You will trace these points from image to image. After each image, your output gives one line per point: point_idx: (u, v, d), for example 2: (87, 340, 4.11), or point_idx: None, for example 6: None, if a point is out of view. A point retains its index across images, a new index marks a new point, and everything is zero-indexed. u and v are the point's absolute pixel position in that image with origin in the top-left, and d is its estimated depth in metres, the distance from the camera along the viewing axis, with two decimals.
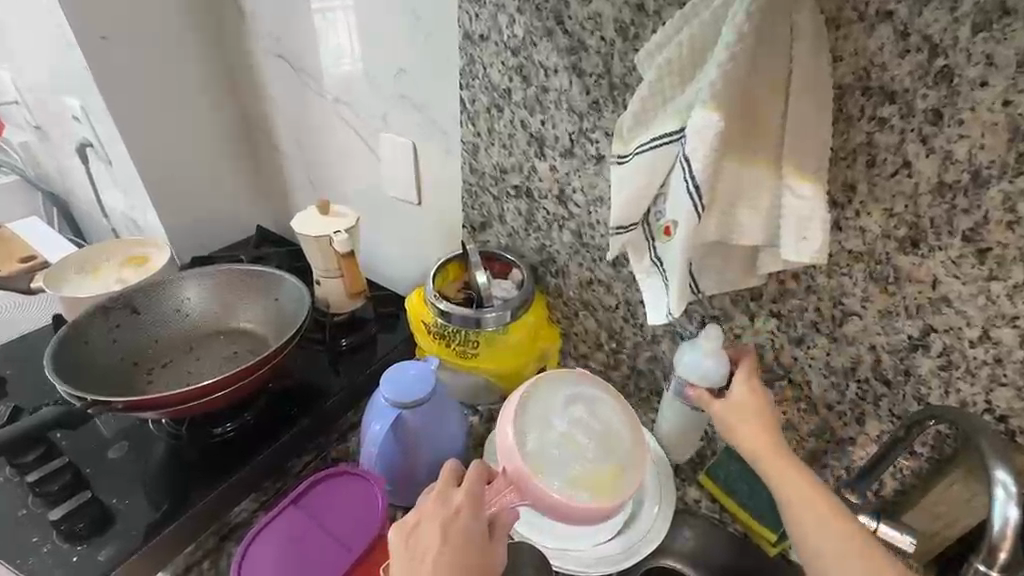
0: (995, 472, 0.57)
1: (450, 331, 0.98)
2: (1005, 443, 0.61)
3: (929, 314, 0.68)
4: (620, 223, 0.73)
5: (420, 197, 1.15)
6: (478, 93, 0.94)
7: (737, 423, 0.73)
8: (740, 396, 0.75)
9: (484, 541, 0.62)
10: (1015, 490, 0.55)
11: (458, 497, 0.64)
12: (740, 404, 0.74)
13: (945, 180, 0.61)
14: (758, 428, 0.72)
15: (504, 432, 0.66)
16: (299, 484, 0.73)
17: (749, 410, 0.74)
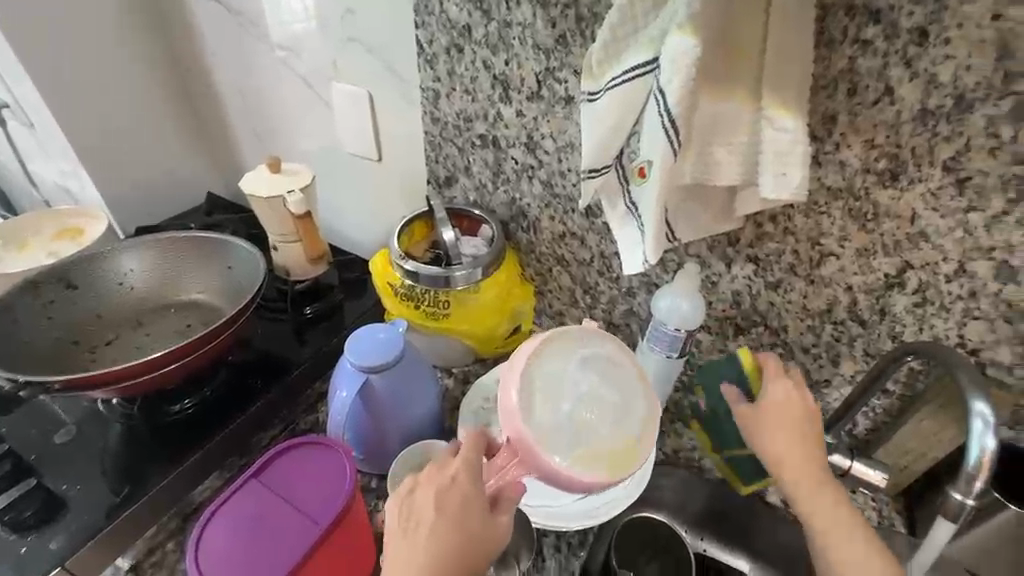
0: (973, 404, 0.55)
1: (418, 292, 0.93)
2: (981, 376, 0.60)
3: (907, 250, 0.66)
4: (592, 166, 0.69)
5: (380, 151, 1.08)
6: (436, 32, 0.87)
7: (767, 429, 0.69)
8: (775, 400, 0.70)
9: (484, 512, 0.60)
10: (993, 422, 0.54)
11: (458, 467, 0.61)
12: (770, 410, 0.70)
13: (928, 105, 0.58)
14: (790, 431, 0.68)
15: (509, 397, 0.60)
16: (262, 457, 0.69)
17: (783, 414, 0.69)
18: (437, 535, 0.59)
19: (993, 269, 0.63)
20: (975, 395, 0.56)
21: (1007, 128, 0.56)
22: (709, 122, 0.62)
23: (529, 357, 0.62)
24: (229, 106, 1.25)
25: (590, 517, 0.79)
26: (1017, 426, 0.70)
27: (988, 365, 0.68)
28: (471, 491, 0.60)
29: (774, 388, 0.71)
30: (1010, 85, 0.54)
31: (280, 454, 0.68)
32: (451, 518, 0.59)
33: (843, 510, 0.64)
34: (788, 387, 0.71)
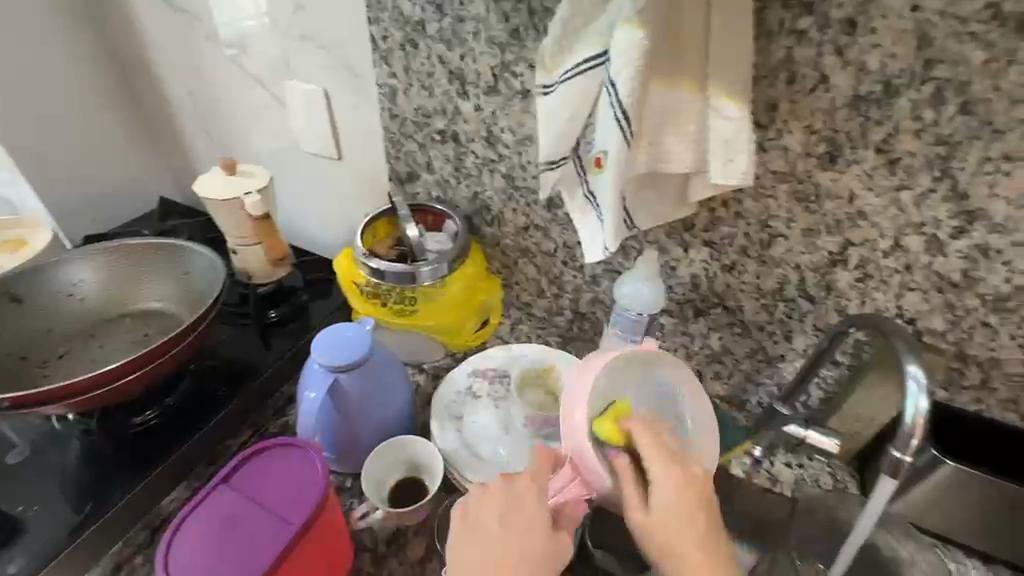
0: (907, 366, 0.60)
1: (384, 289, 0.93)
2: (916, 343, 0.64)
3: (847, 229, 0.71)
4: (549, 158, 0.70)
5: (339, 150, 1.06)
6: (390, 28, 0.86)
7: (674, 541, 0.56)
8: (673, 502, 0.57)
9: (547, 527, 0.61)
10: (924, 381, 0.58)
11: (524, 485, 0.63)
12: (674, 521, 0.57)
13: (859, 92, 0.62)
14: (695, 539, 0.56)
15: (579, 419, 0.60)
16: (231, 461, 0.68)
17: (677, 523, 0.57)
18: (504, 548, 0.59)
19: (924, 244, 0.68)
20: (908, 358, 0.60)
21: (930, 111, 0.60)
22: (659, 112, 0.64)
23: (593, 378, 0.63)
24: (178, 107, 1.21)
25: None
26: (952, 388, 0.75)
27: (924, 333, 0.73)
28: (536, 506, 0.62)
29: (667, 485, 0.58)
30: (930, 71, 0.58)
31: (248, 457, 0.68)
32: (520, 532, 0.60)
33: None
34: (675, 482, 0.58)
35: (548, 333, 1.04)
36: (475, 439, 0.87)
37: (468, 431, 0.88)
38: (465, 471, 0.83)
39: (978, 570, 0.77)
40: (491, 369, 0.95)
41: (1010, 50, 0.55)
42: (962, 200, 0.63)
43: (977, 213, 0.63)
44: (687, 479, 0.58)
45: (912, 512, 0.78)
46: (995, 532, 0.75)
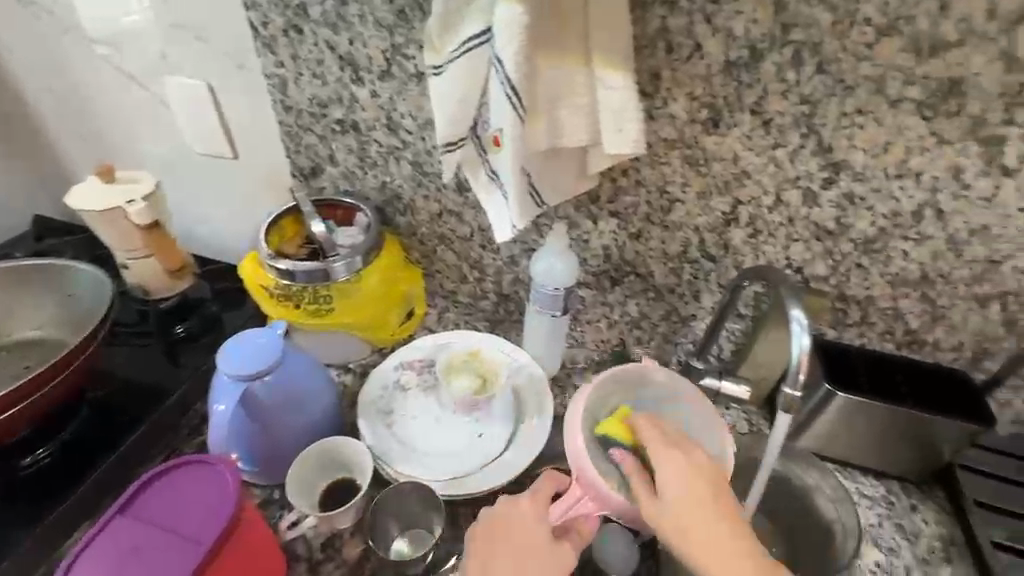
0: (791, 310, 0.64)
1: (296, 289, 0.89)
2: (800, 288, 0.69)
3: (735, 188, 0.75)
4: (448, 140, 0.69)
5: (234, 148, 1.00)
6: (270, 13, 0.81)
7: (678, 519, 0.58)
8: (674, 485, 0.58)
9: (547, 540, 0.66)
10: (806, 321, 0.63)
11: (523, 505, 0.69)
12: (673, 501, 0.58)
13: (730, 57, 0.66)
14: (700, 515, 0.57)
15: (574, 438, 0.63)
16: (132, 486, 0.63)
17: (688, 506, 0.58)
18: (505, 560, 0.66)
19: (801, 197, 0.73)
20: (792, 303, 0.65)
21: (792, 72, 0.65)
22: (549, 86, 0.65)
23: (587, 404, 0.65)
24: (44, 112, 1.09)
25: (500, 476, 0.82)
26: (838, 326, 0.83)
27: (811, 279, 0.79)
28: (536, 522, 0.67)
29: (666, 468, 0.59)
30: (788, 35, 0.63)
31: (152, 480, 0.64)
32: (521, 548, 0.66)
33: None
34: (677, 466, 0.59)
35: (475, 318, 1.04)
36: (406, 432, 0.86)
37: (398, 424, 0.87)
38: (397, 464, 0.82)
39: (873, 487, 0.86)
40: (419, 360, 0.94)
41: (851, 12, 0.60)
42: (827, 153, 0.69)
43: (841, 164, 0.69)
44: (687, 463, 0.59)
45: (815, 443, 0.86)
46: (884, 451, 0.83)
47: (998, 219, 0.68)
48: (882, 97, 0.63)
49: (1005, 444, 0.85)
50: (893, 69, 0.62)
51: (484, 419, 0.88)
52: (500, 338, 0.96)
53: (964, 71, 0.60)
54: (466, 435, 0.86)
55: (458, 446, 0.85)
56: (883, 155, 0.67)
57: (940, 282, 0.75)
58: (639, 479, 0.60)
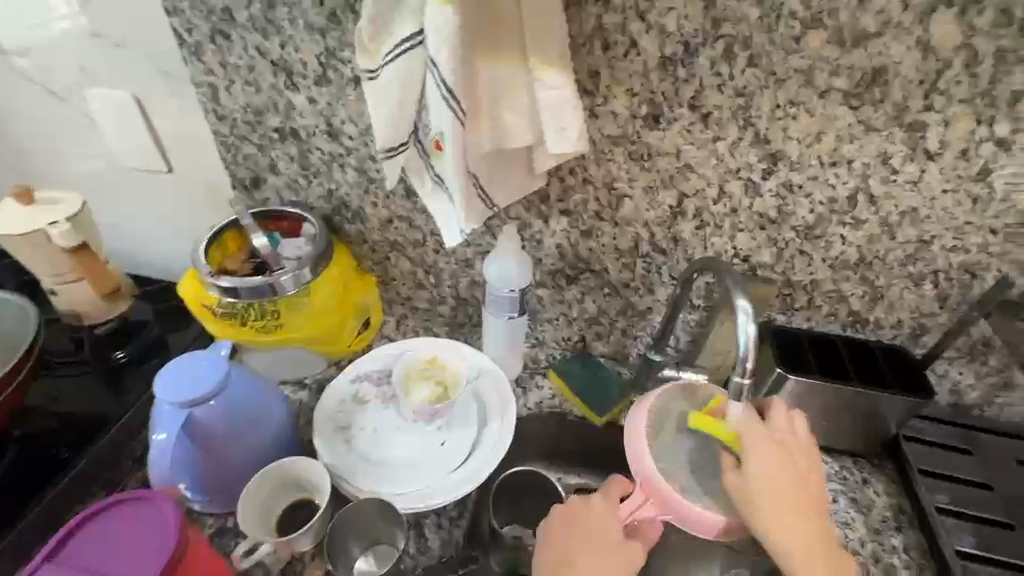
0: (737, 301, 0.65)
1: (241, 307, 0.86)
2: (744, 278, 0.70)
3: (680, 182, 0.76)
4: (388, 146, 0.68)
5: (167, 161, 0.95)
6: (194, 19, 0.78)
7: (771, 501, 0.60)
8: (765, 470, 0.60)
9: (618, 537, 0.64)
10: (752, 311, 0.63)
11: (597, 502, 0.67)
12: (763, 485, 0.59)
13: (666, 53, 0.66)
14: (786, 501, 0.60)
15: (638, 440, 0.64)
16: (67, 528, 0.60)
17: (778, 491, 0.60)
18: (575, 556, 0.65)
19: (743, 187, 0.75)
20: (738, 294, 0.65)
21: (725, 66, 0.66)
22: (488, 87, 0.65)
23: (650, 414, 0.65)
24: None
25: (467, 484, 0.80)
26: (786, 311, 0.85)
27: (759, 267, 0.81)
28: (608, 518, 0.65)
29: (762, 455, 0.60)
30: (719, 29, 0.64)
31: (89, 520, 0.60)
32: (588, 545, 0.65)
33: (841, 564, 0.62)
34: (772, 455, 0.61)
35: (435, 324, 1.02)
36: (366, 446, 0.84)
37: (357, 439, 0.84)
38: (358, 480, 0.80)
39: (828, 464, 0.89)
40: (377, 371, 0.92)
41: (777, 6, 0.61)
42: (765, 144, 0.70)
43: (779, 154, 0.71)
44: (774, 451, 0.61)
45: None
46: (835, 429, 0.86)
47: (924, 201, 0.71)
48: (811, 88, 0.65)
49: (945, 413, 0.89)
50: (820, 61, 0.63)
51: (447, 426, 0.86)
52: (458, 343, 0.95)
53: (885, 60, 0.62)
54: (430, 444, 0.85)
55: (421, 456, 0.83)
56: (816, 144, 0.69)
57: (877, 264, 0.77)
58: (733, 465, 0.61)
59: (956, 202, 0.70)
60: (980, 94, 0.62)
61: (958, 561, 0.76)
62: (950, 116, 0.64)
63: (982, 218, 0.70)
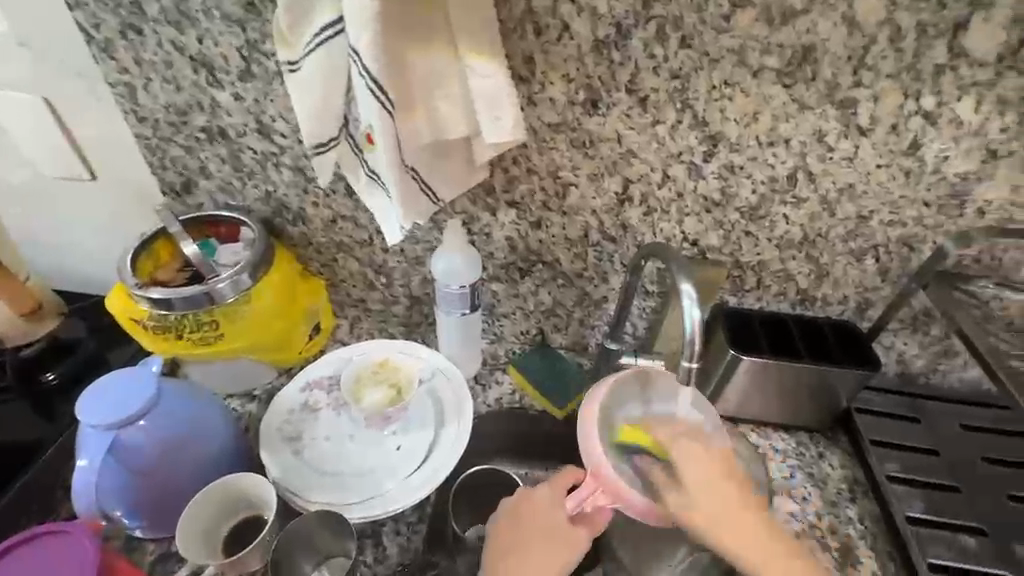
0: (681, 285, 0.65)
1: (174, 319, 0.81)
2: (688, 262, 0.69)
3: (625, 168, 0.75)
4: (315, 141, 0.64)
5: (89, 168, 0.89)
6: (101, 14, 0.72)
7: (708, 515, 0.58)
8: (699, 476, 0.59)
9: (563, 525, 0.67)
10: (696, 294, 0.63)
11: (540, 496, 0.70)
12: (700, 491, 0.59)
13: (599, 36, 0.65)
14: (735, 506, 0.59)
15: (588, 434, 0.60)
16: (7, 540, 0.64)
17: (708, 490, 0.59)
18: (525, 549, 0.67)
19: (687, 170, 0.74)
20: (681, 278, 0.65)
21: (659, 48, 0.65)
22: (418, 75, 0.62)
23: (609, 392, 0.62)
24: None
25: (424, 487, 0.78)
26: (737, 293, 0.85)
27: (707, 250, 0.81)
28: (553, 510, 0.68)
29: (690, 463, 0.59)
30: (650, 10, 0.63)
31: (25, 540, 0.63)
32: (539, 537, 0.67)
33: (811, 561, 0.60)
34: (702, 455, 0.60)
35: (389, 325, 0.99)
36: (318, 456, 0.81)
37: (309, 449, 0.82)
38: (310, 491, 0.77)
39: (785, 441, 0.90)
40: (328, 378, 0.89)
41: None
42: (704, 126, 0.70)
43: (718, 136, 0.70)
44: (707, 453, 0.60)
45: (728, 407, 0.89)
46: (789, 407, 0.88)
47: (861, 177, 0.71)
48: (744, 68, 0.65)
49: (893, 384, 0.91)
50: (750, 39, 0.63)
51: (403, 430, 0.84)
52: (412, 343, 0.93)
53: (813, 37, 0.62)
54: (385, 448, 0.82)
55: (375, 461, 0.81)
56: (753, 124, 0.69)
57: (820, 242, 0.78)
58: (666, 481, 0.60)
59: (890, 176, 0.71)
60: (906, 69, 0.63)
61: (909, 527, 0.78)
62: (879, 91, 0.65)
63: (915, 191, 0.72)
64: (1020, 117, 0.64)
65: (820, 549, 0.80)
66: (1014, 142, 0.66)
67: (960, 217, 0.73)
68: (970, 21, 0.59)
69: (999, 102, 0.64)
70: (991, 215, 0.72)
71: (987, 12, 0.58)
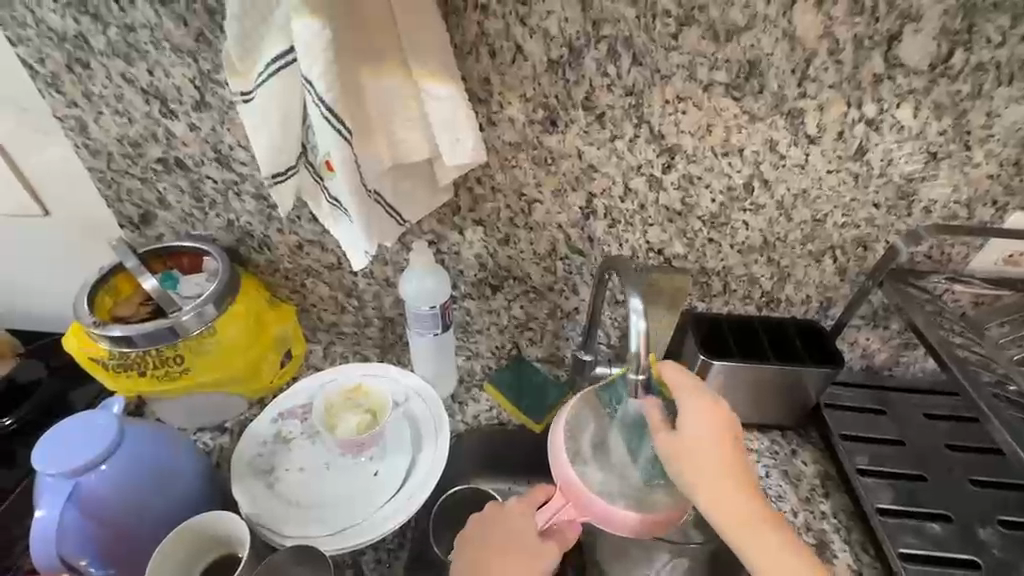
0: (630, 301, 0.63)
1: (136, 357, 0.79)
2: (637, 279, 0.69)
3: (587, 182, 0.76)
4: (272, 171, 0.63)
5: (42, 205, 0.86)
6: (44, 48, 0.70)
7: (690, 458, 0.59)
8: (699, 428, 0.60)
9: (534, 538, 0.69)
10: (644, 310, 0.61)
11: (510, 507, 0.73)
12: (695, 441, 0.60)
13: (552, 57, 0.66)
14: (725, 469, 0.60)
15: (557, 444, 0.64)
16: None
17: (703, 446, 0.60)
18: (493, 562, 0.69)
19: (647, 183, 0.75)
20: (630, 293, 0.63)
21: (612, 66, 0.66)
22: (376, 101, 0.62)
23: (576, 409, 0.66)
24: None
25: (403, 513, 0.77)
26: (705, 298, 0.87)
27: (673, 258, 0.83)
28: (521, 523, 0.70)
29: (695, 409, 0.61)
30: (601, 30, 0.64)
31: None
32: (508, 550, 0.69)
33: (785, 550, 0.60)
34: (709, 410, 0.61)
35: (363, 347, 0.98)
36: (293, 487, 0.80)
37: (283, 482, 0.80)
38: (286, 526, 0.76)
39: (759, 441, 0.92)
40: (301, 406, 0.88)
41: (651, 5, 0.62)
42: (660, 139, 0.71)
43: (675, 148, 0.72)
44: (720, 411, 0.61)
45: None
46: (763, 407, 0.89)
47: (813, 182, 0.74)
48: (695, 82, 0.67)
49: (859, 378, 0.94)
50: (699, 56, 0.65)
51: (380, 455, 0.83)
52: (386, 366, 0.92)
53: (758, 52, 0.64)
54: (363, 475, 0.81)
55: (352, 490, 0.80)
56: (708, 136, 0.71)
57: (780, 245, 0.80)
58: (661, 419, 0.62)
59: (841, 180, 0.73)
60: (847, 79, 0.65)
61: (878, 518, 0.80)
62: (824, 101, 0.67)
63: (865, 193, 0.74)
64: (956, 121, 0.67)
65: None
66: (953, 144, 0.69)
67: (909, 216, 0.76)
68: (902, 32, 0.62)
69: (935, 107, 0.67)
70: (937, 214, 0.75)
71: (917, 24, 0.61)
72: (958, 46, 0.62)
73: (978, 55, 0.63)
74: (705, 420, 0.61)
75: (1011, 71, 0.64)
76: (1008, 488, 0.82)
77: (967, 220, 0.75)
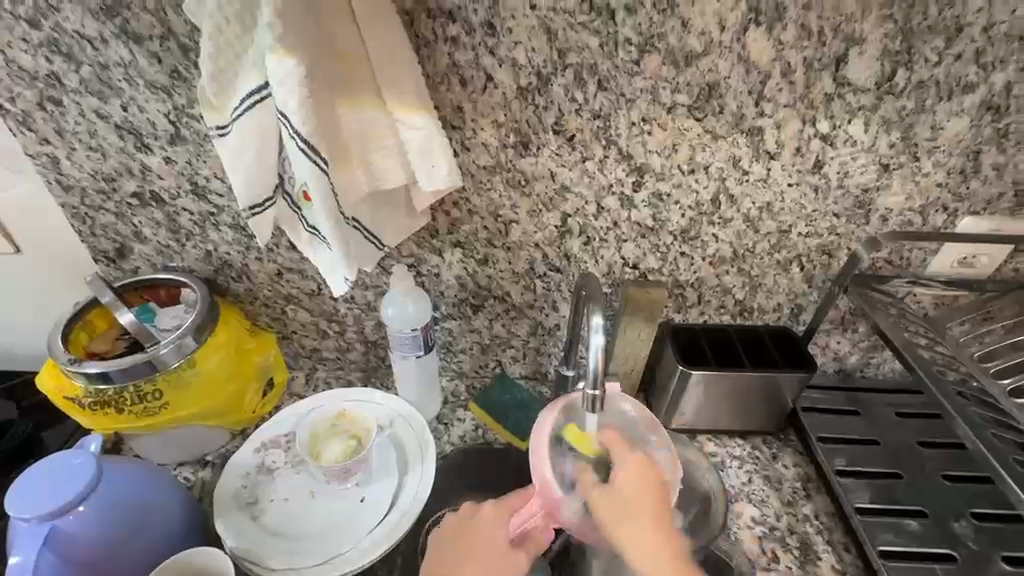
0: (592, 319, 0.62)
1: (113, 393, 0.77)
2: (608, 296, 0.68)
3: (561, 202, 0.78)
4: (250, 203, 0.64)
5: (13, 242, 0.85)
6: (15, 87, 0.70)
7: (623, 519, 0.59)
8: (625, 484, 0.60)
9: (506, 545, 0.70)
10: (605, 328, 0.61)
11: (488, 511, 0.73)
12: (622, 495, 0.59)
13: (521, 84, 0.69)
14: (647, 517, 0.59)
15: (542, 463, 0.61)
16: None
17: (629, 497, 0.59)
18: (460, 561, 0.70)
19: (618, 202, 0.78)
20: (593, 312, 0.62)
21: (579, 92, 0.69)
22: (352, 131, 0.63)
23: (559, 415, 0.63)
24: None
25: (393, 535, 0.77)
26: (681, 310, 0.89)
27: (647, 272, 0.85)
28: (493, 530, 0.71)
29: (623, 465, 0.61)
30: (567, 59, 0.67)
31: None
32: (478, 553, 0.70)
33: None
34: (633, 463, 0.61)
35: (347, 372, 0.98)
36: (280, 517, 0.79)
37: (267, 513, 0.80)
38: (272, 558, 0.75)
39: (741, 447, 0.94)
40: (284, 435, 0.87)
41: (613, 34, 0.65)
42: (629, 159, 0.74)
43: (644, 167, 0.75)
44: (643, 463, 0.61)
45: (688, 418, 0.92)
46: (743, 414, 0.91)
47: (776, 196, 0.77)
48: (659, 105, 0.70)
49: (832, 380, 0.97)
50: (661, 81, 0.68)
51: (366, 481, 0.82)
52: (369, 390, 0.92)
53: (716, 76, 0.68)
54: (349, 502, 0.81)
55: (339, 518, 0.79)
56: (674, 155, 0.74)
57: (749, 257, 0.83)
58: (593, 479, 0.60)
59: (802, 193, 0.77)
60: (801, 98, 0.69)
61: (857, 517, 0.82)
62: (780, 119, 0.71)
63: (825, 204, 0.78)
64: (904, 135, 0.72)
65: (782, 549, 0.83)
66: (902, 155, 0.73)
67: (867, 224, 0.80)
68: (848, 55, 0.66)
69: (884, 122, 0.71)
70: (893, 221, 0.79)
71: (861, 46, 0.65)
72: (900, 65, 0.67)
73: (919, 73, 0.67)
74: (639, 479, 0.60)
75: (950, 88, 0.68)
76: (975, 481, 0.86)
77: (922, 226, 0.79)
